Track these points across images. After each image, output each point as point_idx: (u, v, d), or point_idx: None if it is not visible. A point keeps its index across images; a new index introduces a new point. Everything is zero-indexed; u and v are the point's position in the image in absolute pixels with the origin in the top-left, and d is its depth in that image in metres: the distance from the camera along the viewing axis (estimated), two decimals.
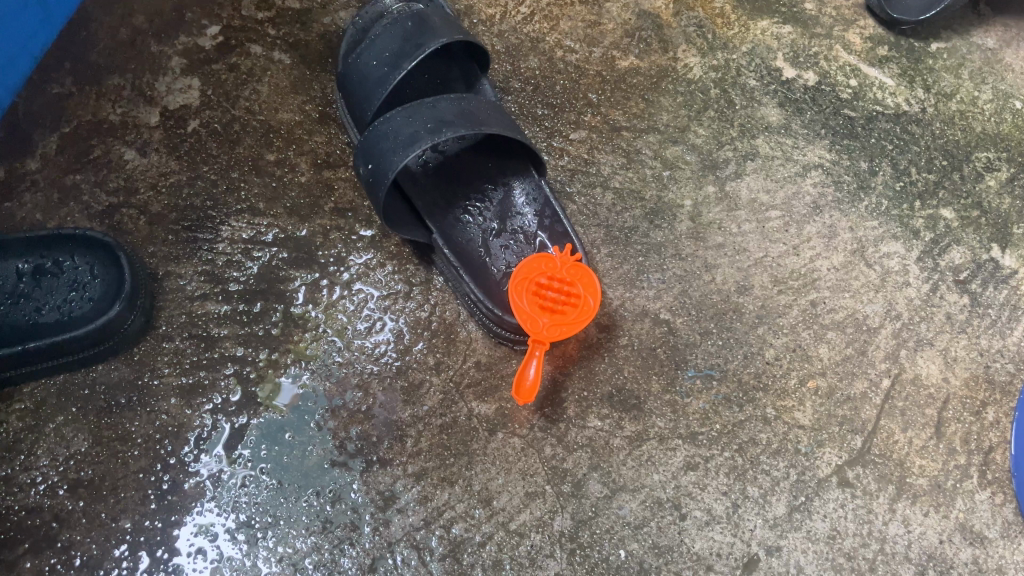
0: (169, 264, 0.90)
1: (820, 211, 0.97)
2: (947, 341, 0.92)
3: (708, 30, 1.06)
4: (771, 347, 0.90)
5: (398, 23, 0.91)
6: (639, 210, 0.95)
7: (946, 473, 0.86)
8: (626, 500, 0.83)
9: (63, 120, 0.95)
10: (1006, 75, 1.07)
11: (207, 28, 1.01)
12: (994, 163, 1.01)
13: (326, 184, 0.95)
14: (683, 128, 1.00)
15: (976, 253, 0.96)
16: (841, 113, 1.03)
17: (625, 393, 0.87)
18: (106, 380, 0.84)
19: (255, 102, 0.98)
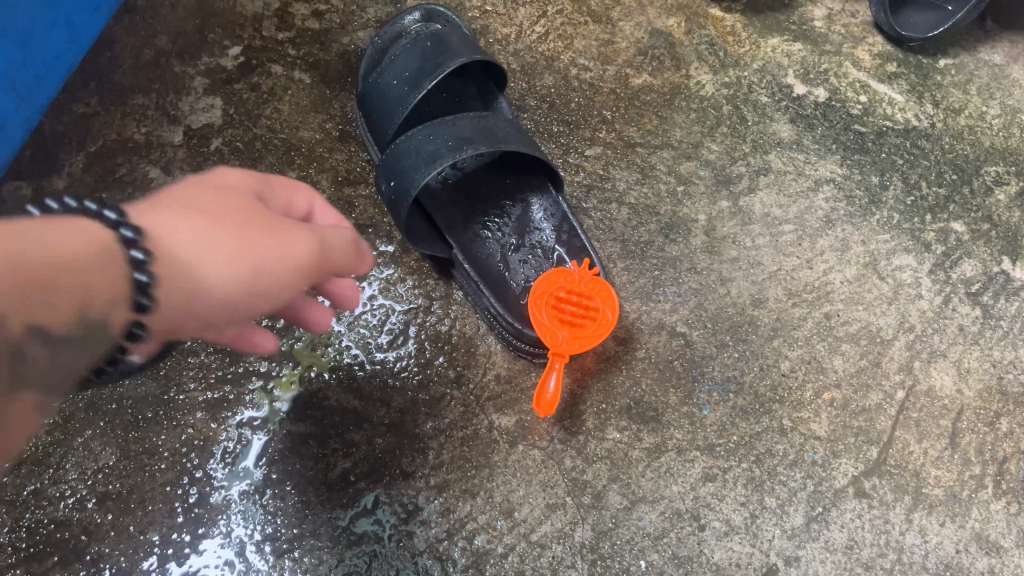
0: None
1: (833, 225, 0.98)
2: (960, 352, 0.93)
3: (719, 48, 1.08)
4: (786, 359, 0.91)
5: (418, 43, 0.93)
6: (654, 225, 0.97)
7: (962, 483, 0.87)
8: (646, 511, 0.84)
9: (89, 139, 0.97)
10: (1014, 90, 1.08)
11: (229, 48, 1.03)
12: (1003, 177, 1.02)
13: (346, 200, 0.96)
14: (697, 144, 1.02)
15: (987, 265, 0.97)
16: (852, 129, 1.04)
17: (643, 405, 0.88)
18: (133, 395, 0.85)
19: (277, 121, 1.00)
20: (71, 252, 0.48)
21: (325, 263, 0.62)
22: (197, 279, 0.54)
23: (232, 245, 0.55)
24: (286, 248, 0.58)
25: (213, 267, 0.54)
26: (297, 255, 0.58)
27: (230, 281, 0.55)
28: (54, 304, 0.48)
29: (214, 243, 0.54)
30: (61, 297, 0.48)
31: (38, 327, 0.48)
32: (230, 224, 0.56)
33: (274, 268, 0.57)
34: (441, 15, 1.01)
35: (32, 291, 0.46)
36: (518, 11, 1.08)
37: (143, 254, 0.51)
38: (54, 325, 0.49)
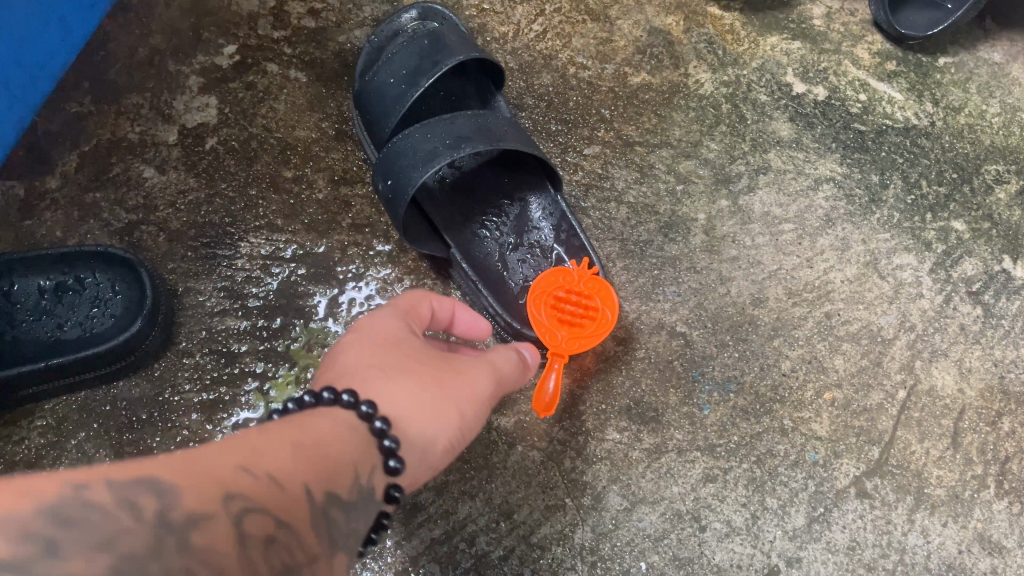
0: (188, 280, 0.91)
1: (833, 223, 0.98)
2: (961, 352, 0.92)
3: (718, 46, 1.07)
4: (787, 359, 0.91)
5: (415, 41, 0.92)
6: (654, 224, 0.96)
7: (964, 483, 0.87)
8: (646, 513, 0.83)
9: (82, 138, 0.96)
10: (1013, 89, 1.08)
11: (224, 47, 1.02)
12: (1004, 176, 1.02)
13: (343, 200, 0.95)
14: (696, 142, 1.01)
15: (988, 264, 0.97)
16: (852, 127, 1.04)
17: (643, 406, 0.87)
18: (127, 397, 0.85)
19: (272, 120, 0.99)
20: (325, 433, 0.58)
21: (499, 389, 0.77)
22: (429, 435, 0.67)
23: (440, 405, 0.69)
24: (469, 387, 0.73)
25: (433, 427, 0.68)
26: (476, 390, 0.73)
27: (441, 425, 0.68)
28: (333, 465, 0.56)
29: (430, 404, 0.68)
30: (335, 467, 0.56)
31: (336, 495, 0.55)
32: (427, 383, 0.70)
33: (472, 408, 0.72)
34: (438, 13, 1.00)
35: (314, 466, 0.54)
36: (516, 9, 1.08)
37: (385, 428, 0.63)
38: (349, 484, 0.57)
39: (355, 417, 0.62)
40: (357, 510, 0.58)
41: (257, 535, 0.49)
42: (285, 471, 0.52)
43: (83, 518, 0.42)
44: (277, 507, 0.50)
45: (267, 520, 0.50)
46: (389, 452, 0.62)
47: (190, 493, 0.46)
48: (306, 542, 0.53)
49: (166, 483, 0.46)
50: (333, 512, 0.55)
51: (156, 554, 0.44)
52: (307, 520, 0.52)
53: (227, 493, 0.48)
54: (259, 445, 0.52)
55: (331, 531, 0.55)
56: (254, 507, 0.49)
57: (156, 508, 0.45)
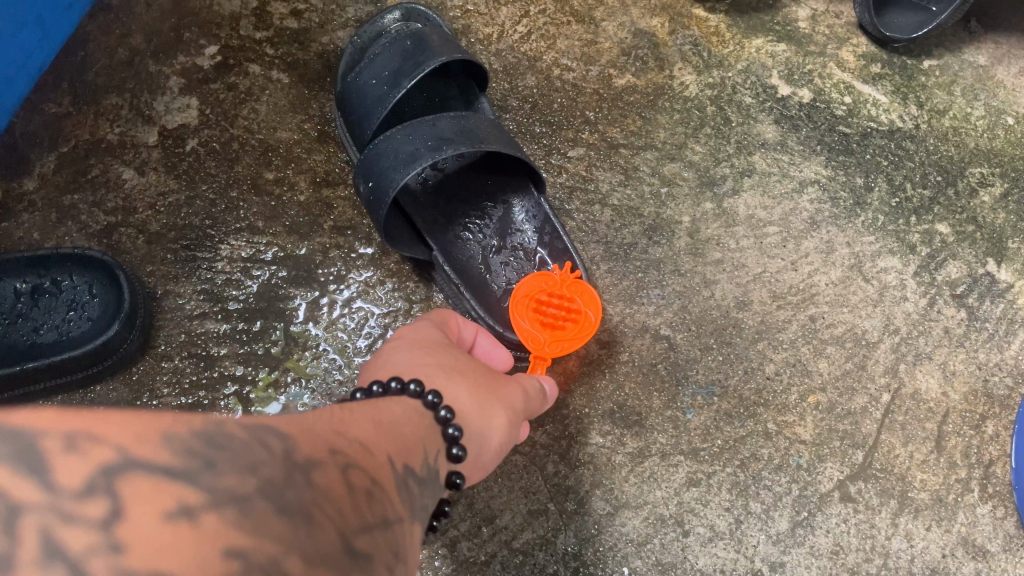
0: (167, 282, 0.90)
1: (818, 226, 0.97)
2: (946, 355, 0.92)
3: (703, 48, 1.07)
4: (771, 362, 0.90)
5: (397, 42, 0.91)
6: (638, 226, 0.96)
7: (948, 487, 0.86)
8: (629, 517, 0.83)
9: (61, 140, 0.95)
10: (998, 91, 1.07)
11: (205, 47, 1.01)
12: (988, 179, 1.02)
13: (325, 202, 0.94)
14: (681, 145, 1.01)
15: (972, 267, 0.97)
16: (836, 130, 1.03)
17: (626, 409, 0.87)
18: (105, 401, 0.84)
19: (254, 121, 0.98)
20: (393, 414, 0.53)
21: (535, 407, 0.72)
22: (484, 433, 0.61)
23: (490, 401, 0.63)
24: (514, 394, 0.67)
25: (485, 422, 0.62)
26: (516, 401, 0.67)
27: (494, 422, 0.63)
28: (405, 444, 0.51)
29: (483, 400, 0.62)
30: (408, 445, 0.51)
31: (415, 473, 0.50)
32: (477, 382, 0.64)
33: (517, 416, 0.67)
34: (421, 14, 1.00)
35: (390, 442, 0.50)
36: (500, 11, 1.07)
37: (449, 417, 0.57)
38: (424, 462, 0.52)
39: (423, 407, 0.57)
40: (428, 497, 0.52)
41: (365, 491, 0.43)
42: (367, 439, 0.48)
43: (230, 445, 0.37)
44: (371, 469, 0.45)
45: (367, 478, 0.44)
46: (452, 441, 0.57)
47: (302, 440, 0.41)
48: (403, 512, 0.47)
49: (281, 429, 0.41)
50: (415, 489, 0.50)
51: (292, 485, 0.38)
52: (398, 491, 0.47)
53: (331, 447, 0.43)
54: (339, 417, 0.48)
55: (416, 510, 0.49)
56: (354, 463, 0.44)
57: (282, 447, 0.39)
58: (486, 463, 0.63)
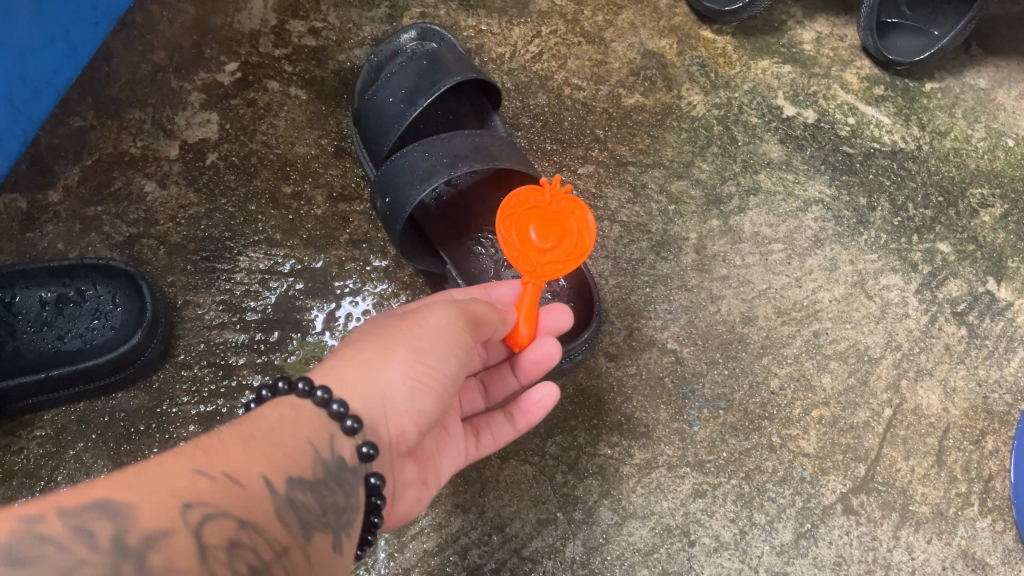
0: (187, 292, 0.92)
1: (821, 244, 1.00)
2: (946, 371, 0.94)
3: (710, 69, 1.10)
4: (775, 377, 0.92)
5: (414, 62, 0.94)
6: (646, 243, 0.98)
7: (948, 501, 0.88)
8: (636, 527, 0.85)
9: (84, 153, 0.97)
10: (998, 114, 1.10)
11: (225, 64, 1.03)
12: (988, 200, 1.04)
13: (342, 216, 0.97)
14: (688, 163, 1.03)
15: (973, 286, 0.99)
16: (840, 150, 1.06)
17: (634, 422, 0.89)
18: (126, 408, 0.86)
19: (273, 136, 1.00)
20: (270, 421, 0.53)
21: (473, 320, 0.65)
22: (381, 390, 0.58)
23: (384, 348, 0.60)
24: (421, 323, 0.62)
25: (375, 371, 0.58)
26: (431, 328, 0.62)
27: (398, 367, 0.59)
28: (293, 454, 0.52)
29: (371, 356, 0.59)
30: (296, 456, 0.52)
31: (307, 481, 0.52)
32: (371, 341, 0.61)
33: (429, 340, 0.61)
34: (436, 33, 1.03)
35: (270, 457, 0.50)
36: (513, 31, 1.09)
37: (329, 395, 0.55)
38: (317, 464, 0.53)
39: (300, 398, 0.55)
40: (341, 490, 0.54)
41: (224, 544, 0.45)
42: (239, 463, 0.49)
43: (41, 555, 0.40)
44: (239, 509, 0.47)
45: (231, 524, 0.46)
46: (341, 416, 0.55)
47: (145, 510, 0.43)
48: (286, 540, 0.49)
49: (119, 504, 0.43)
50: (308, 501, 0.51)
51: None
52: (277, 518, 0.49)
53: (184, 502, 0.45)
54: (212, 445, 0.49)
55: (312, 522, 0.51)
56: (215, 515, 0.46)
57: (110, 533, 0.42)
58: (417, 408, 0.60)
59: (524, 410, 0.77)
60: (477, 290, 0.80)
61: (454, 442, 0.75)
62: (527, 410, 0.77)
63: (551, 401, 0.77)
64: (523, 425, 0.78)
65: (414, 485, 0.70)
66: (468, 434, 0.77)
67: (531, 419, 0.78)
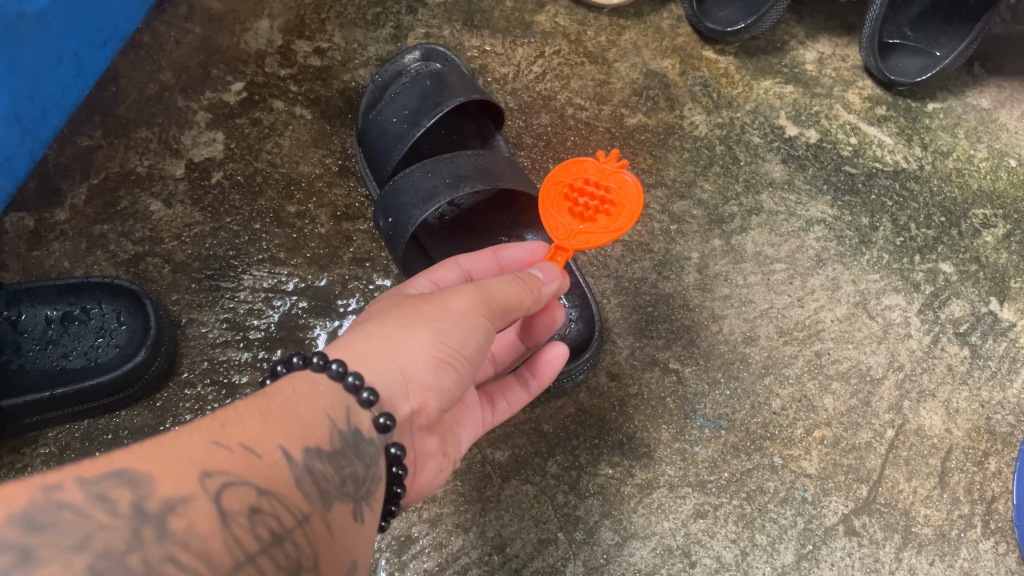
0: (191, 311, 0.93)
1: (823, 264, 1.00)
2: (949, 393, 0.94)
3: (713, 89, 1.10)
4: (777, 398, 0.92)
5: (417, 82, 0.95)
6: (648, 262, 0.98)
7: (951, 523, 0.88)
8: (637, 548, 0.85)
9: (91, 172, 0.98)
10: (1001, 134, 1.10)
11: (231, 84, 1.04)
12: (991, 220, 1.04)
13: (345, 235, 0.97)
14: (690, 183, 1.03)
15: (975, 306, 0.99)
16: (842, 170, 1.06)
17: (636, 441, 0.89)
18: (130, 426, 0.87)
19: (277, 155, 1.01)
20: (286, 394, 0.52)
21: (500, 300, 0.63)
22: (399, 366, 0.57)
23: (408, 327, 0.59)
24: (446, 306, 0.61)
25: (395, 349, 0.58)
26: (456, 309, 0.60)
27: (418, 349, 0.58)
28: (310, 425, 0.50)
29: (391, 333, 0.59)
30: (314, 427, 0.50)
31: (325, 451, 0.50)
32: (396, 319, 0.60)
33: (450, 322, 0.59)
34: (440, 54, 1.03)
35: (286, 429, 0.48)
36: (517, 51, 1.10)
37: (343, 369, 0.55)
38: (336, 435, 0.52)
39: (316, 372, 0.54)
40: (360, 460, 0.53)
41: (243, 511, 0.43)
42: (256, 435, 0.47)
43: (59, 522, 0.37)
44: (258, 478, 0.45)
45: (250, 492, 0.44)
46: (357, 389, 0.54)
47: (165, 479, 0.41)
48: (304, 508, 0.47)
49: (138, 472, 0.41)
50: (326, 471, 0.49)
51: (138, 547, 0.38)
52: (295, 487, 0.47)
53: (203, 471, 0.42)
54: (226, 417, 0.47)
55: (331, 491, 0.49)
56: (234, 483, 0.43)
57: (131, 499, 0.40)
58: (434, 388, 0.59)
59: (537, 373, 0.78)
60: (487, 254, 0.80)
61: (472, 413, 0.75)
62: (539, 371, 0.77)
63: (561, 361, 0.77)
64: (537, 388, 0.79)
65: (435, 457, 0.68)
66: (483, 403, 0.77)
67: (544, 383, 0.78)
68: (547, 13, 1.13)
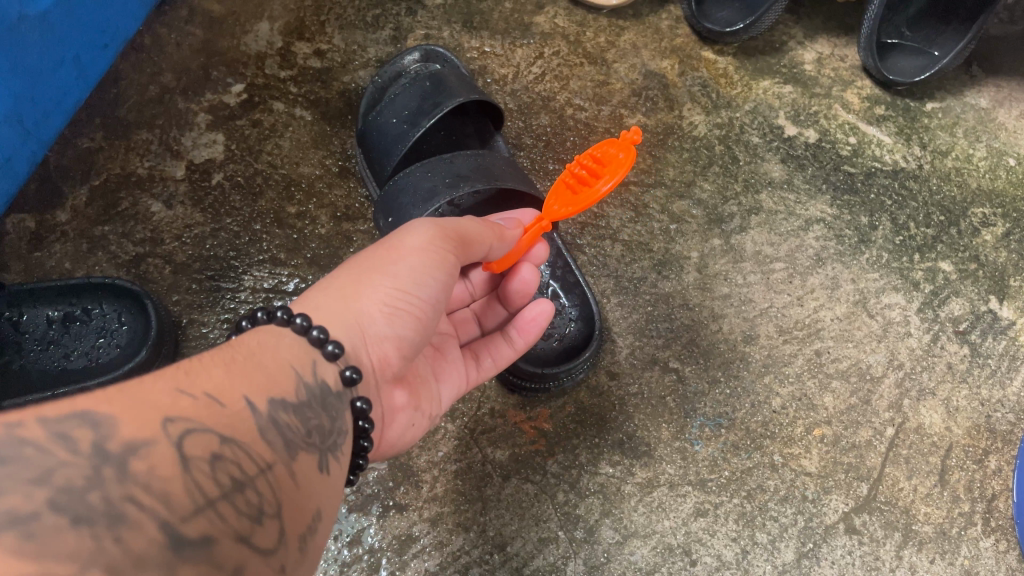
0: (192, 311, 0.93)
1: (823, 263, 1.00)
2: (948, 391, 0.95)
3: (712, 89, 1.10)
4: (777, 396, 0.92)
5: (417, 83, 0.95)
6: (647, 261, 0.98)
7: (951, 521, 0.88)
8: (638, 546, 0.84)
9: (92, 173, 0.98)
10: (999, 133, 1.10)
11: (232, 85, 1.05)
12: (990, 219, 1.04)
13: (345, 235, 0.98)
14: (689, 182, 1.03)
15: (975, 305, 0.99)
16: (841, 169, 1.06)
17: (636, 440, 0.89)
18: None
19: (277, 156, 1.01)
20: (252, 346, 0.52)
21: (458, 237, 0.64)
22: (358, 317, 0.59)
23: (365, 273, 0.60)
24: (400, 245, 0.62)
25: (353, 298, 0.59)
26: (408, 247, 0.61)
27: (375, 295, 0.59)
28: (274, 377, 0.51)
29: (349, 282, 0.60)
30: (278, 380, 0.51)
31: (289, 403, 0.50)
32: (354, 265, 0.61)
33: (407, 262, 0.61)
34: (440, 55, 1.04)
35: (249, 381, 0.49)
36: (516, 52, 1.11)
37: (307, 323, 0.56)
38: (302, 387, 0.52)
39: (281, 327, 0.56)
40: (326, 413, 0.53)
41: (205, 457, 0.42)
42: (218, 385, 0.47)
43: (19, 457, 0.36)
44: (222, 426, 0.44)
45: (213, 439, 0.43)
46: (322, 342, 0.56)
47: (127, 421, 0.40)
48: (269, 457, 0.46)
49: (100, 414, 0.39)
50: (291, 422, 0.50)
51: (98, 484, 0.37)
52: (259, 436, 0.46)
53: (165, 416, 0.42)
54: (189, 368, 0.47)
55: (297, 442, 0.49)
56: (196, 428, 0.43)
57: (93, 440, 0.38)
58: (395, 334, 0.61)
59: (521, 329, 0.78)
60: None
61: (453, 367, 0.76)
62: (522, 328, 0.78)
63: (546, 317, 0.78)
64: (522, 344, 0.78)
65: (405, 410, 0.68)
66: (467, 359, 0.77)
67: (530, 339, 0.78)
68: (546, 15, 1.13)
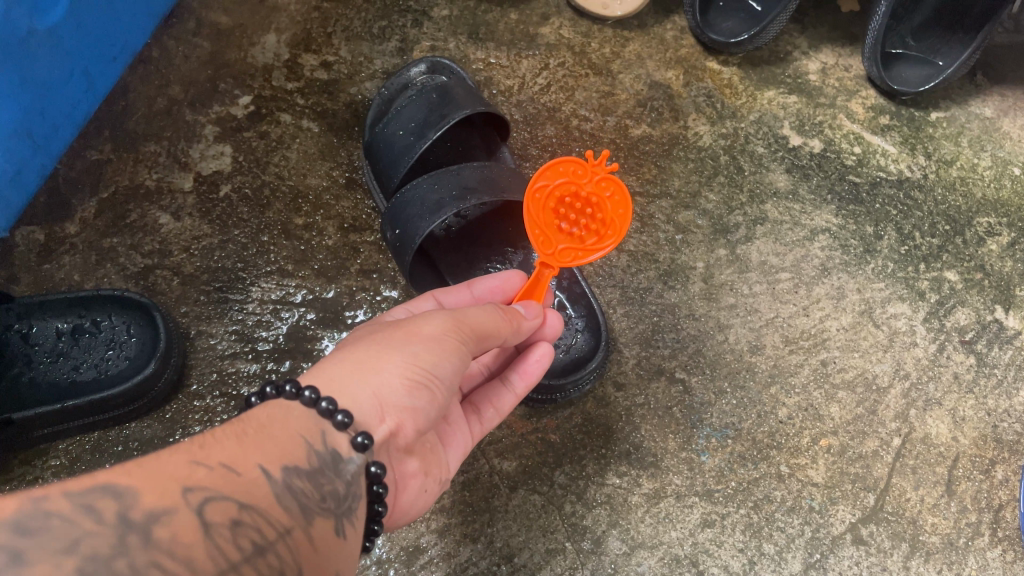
0: (200, 323, 0.94)
1: (829, 273, 1.00)
2: (955, 401, 0.95)
3: (717, 100, 1.11)
4: (784, 407, 0.92)
5: (424, 95, 0.95)
6: (653, 272, 0.98)
7: (958, 531, 0.89)
8: (645, 557, 0.85)
9: (101, 186, 0.99)
10: (1004, 143, 1.11)
11: (239, 97, 1.05)
12: (995, 229, 1.05)
13: (352, 246, 0.98)
14: (695, 193, 1.04)
15: (981, 314, 0.99)
16: (847, 179, 1.07)
17: (643, 451, 0.89)
18: (139, 437, 0.88)
19: (285, 168, 1.02)
20: (263, 418, 0.52)
21: (474, 322, 0.65)
22: (374, 390, 0.57)
23: (383, 354, 0.59)
24: (418, 330, 0.62)
25: (370, 375, 0.58)
26: (425, 333, 0.62)
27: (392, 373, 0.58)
28: (288, 443, 0.51)
29: (367, 358, 0.59)
30: (291, 446, 0.51)
31: (304, 469, 0.50)
32: (372, 344, 0.61)
33: (425, 343, 0.61)
34: (446, 67, 1.04)
35: (265, 448, 0.49)
36: (521, 63, 1.11)
37: (316, 395, 0.55)
38: (314, 454, 0.52)
39: (289, 400, 0.54)
40: (340, 479, 0.52)
41: (225, 523, 0.44)
42: (234, 454, 0.47)
43: (47, 528, 0.38)
44: (238, 493, 0.46)
45: (231, 505, 0.45)
46: (332, 412, 0.54)
47: (147, 492, 0.42)
48: (287, 523, 0.47)
49: (122, 485, 0.41)
50: (306, 488, 0.50)
51: (124, 552, 0.39)
52: (277, 502, 0.47)
53: (184, 486, 0.43)
54: (206, 439, 0.48)
55: (313, 507, 0.49)
56: (215, 496, 0.44)
57: (116, 509, 0.41)
58: (410, 409, 0.58)
59: (522, 373, 0.78)
60: (463, 289, 0.81)
61: (458, 430, 0.75)
62: (524, 370, 0.78)
63: (549, 358, 0.78)
64: (523, 389, 0.78)
65: (416, 477, 0.68)
66: (470, 415, 0.77)
67: (529, 383, 0.78)
68: (551, 26, 1.14)
